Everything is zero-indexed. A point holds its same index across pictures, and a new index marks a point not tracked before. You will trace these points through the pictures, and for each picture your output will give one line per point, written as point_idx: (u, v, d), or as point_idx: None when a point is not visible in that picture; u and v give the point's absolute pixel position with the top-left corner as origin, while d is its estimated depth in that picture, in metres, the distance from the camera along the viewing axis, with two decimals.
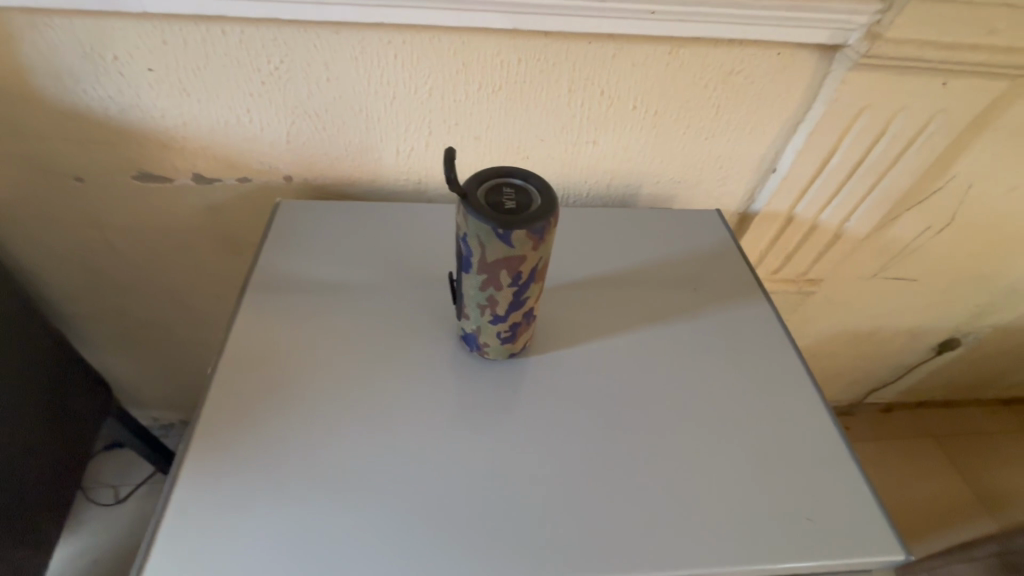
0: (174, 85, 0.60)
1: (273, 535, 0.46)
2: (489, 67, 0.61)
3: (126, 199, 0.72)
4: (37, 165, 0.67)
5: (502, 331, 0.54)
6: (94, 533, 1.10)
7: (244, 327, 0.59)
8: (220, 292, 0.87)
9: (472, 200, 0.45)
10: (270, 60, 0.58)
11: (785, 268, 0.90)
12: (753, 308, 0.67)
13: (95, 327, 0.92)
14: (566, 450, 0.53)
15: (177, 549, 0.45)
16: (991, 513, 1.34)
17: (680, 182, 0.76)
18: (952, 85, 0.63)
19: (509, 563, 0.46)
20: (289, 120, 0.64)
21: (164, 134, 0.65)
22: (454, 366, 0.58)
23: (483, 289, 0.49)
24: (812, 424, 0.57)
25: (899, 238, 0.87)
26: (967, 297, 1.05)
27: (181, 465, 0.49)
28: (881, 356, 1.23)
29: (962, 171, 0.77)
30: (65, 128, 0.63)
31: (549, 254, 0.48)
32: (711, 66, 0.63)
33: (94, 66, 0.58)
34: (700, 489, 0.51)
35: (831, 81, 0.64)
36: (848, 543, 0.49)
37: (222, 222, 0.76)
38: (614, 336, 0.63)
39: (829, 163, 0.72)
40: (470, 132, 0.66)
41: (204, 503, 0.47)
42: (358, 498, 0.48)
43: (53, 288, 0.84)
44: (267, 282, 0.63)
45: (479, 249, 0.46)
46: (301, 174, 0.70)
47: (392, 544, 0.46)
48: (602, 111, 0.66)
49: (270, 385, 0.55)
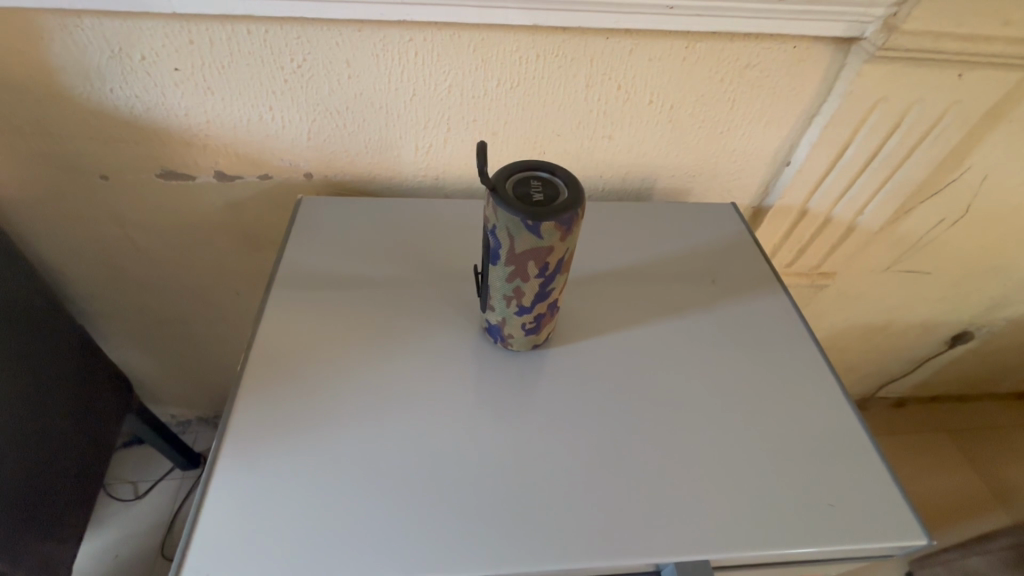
0: (198, 83, 0.61)
1: (308, 525, 0.47)
2: (509, 64, 0.61)
3: (149, 197, 0.73)
4: (64, 164, 0.68)
5: (526, 323, 0.55)
6: (115, 529, 1.12)
7: (270, 322, 0.60)
8: (239, 289, 0.88)
9: (500, 192, 0.45)
10: (294, 59, 0.59)
11: (799, 262, 0.91)
12: (770, 300, 0.68)
13: (116, 324, 0.93)
14: (590, 440, 0.54)
15: (216, 537, 0.46)
16: (1004, 507, 1.34)
17: (695, 175, 0.77)
18: (967, 76, 0.64)
19: (537, 550, 0.47)
20: (311, 117, 0.65)
21: (189, 133, 0.66)
22: (477, 358, 0.59)
23: (510, 280, 0.50)
24: (831, 414, 0.58)
25: (913, 230, 0.87)
26: (980, 290, 1.05)
27: (215, 457, 0.50)
28: (894, 349, 1.23)
29: (977, 162, 0.77)
30: (92, 127, 0.64)
31: (575, 245, 0.48)
32: (728, 60, 0.63)
33: (122, 66, 0.59)
34: (722, 478, 0.52)
35: (846, 74, 0.64)
36: (870, 529, 0.50)
37: (243, 219, 0.77)
38: (633, 328, 0.64)
39: (844, 156, 0.72)
40: (488, 128, 0.67)
41: (240, 492, 0.48)
42: (388, 488, 0.49)
43: (75, 286, 0.85)
44: (293, 277, 0.64)
45: (508, 241, 0.46)
46: (321, 171, 0.71)
47: (424, 532, 0.47)
48: (619, 106, 0.67)
49: (300, 376, 0.56)
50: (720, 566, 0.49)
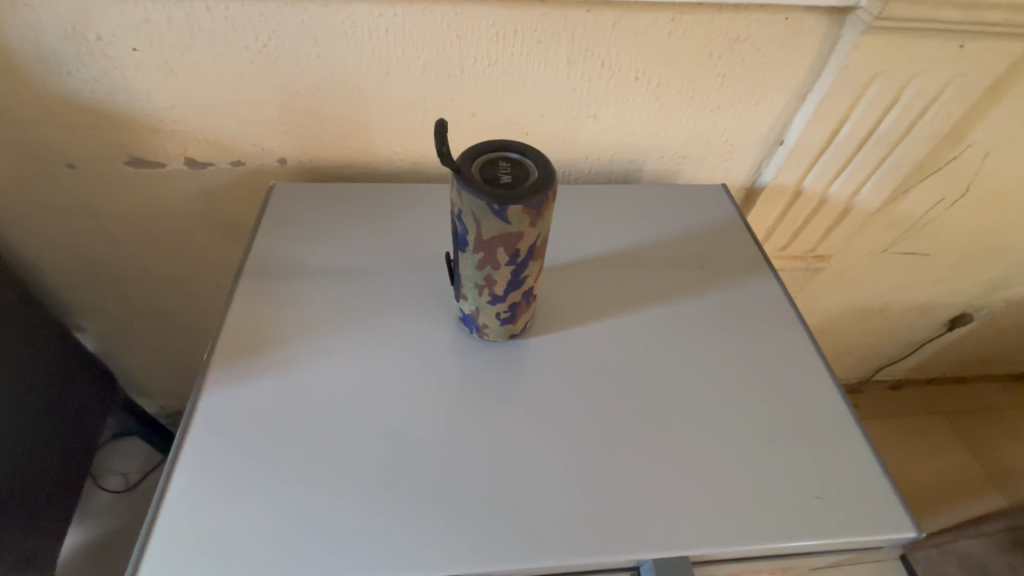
0: (160, 65, 0.58)
1: (275, 523, 0.45)
2: (485, 40, 0.58)
3: (120, 186, 0.71)
4: (27, 152, 0.66)
5: (501, 312, 0.53)
6: (106, 520, 1.12)
7: (239, 312, 0.58)
8: (220, 279, 0.86)
9: (466, 173, 0.43)
10: (258, 37, 0.56)
11: (793, 245, 0.88)
12: (759, 285, 0.65)
13: (95, 316, 0.92)
14: (569, 432, 0.52)
15: (175, 537, 0.44)
16: (1001, 489, 1.33)
17: (684, 157, 0.74)
18: (969, 48, 0.61)
19: (510, 548, 0.45)
20: (279, 99, 0.62)
21: (154, 118, 0.63)
22: (455, 347, 0.57)
23: (480, 267, 0.48)
24: (820, 402, 0.56)
25: (911, 211, 0.85)
26: (980, 271, 1.03)
27: (177, 454, 0.48)
28: (891, 332, 1.21)
29: (978, 139, 0.74)
30: (53, 114, 0.62)
31: (548, 229, 0.46)
32: (716, 33, 0.60)
33: (78, 48, 0.56)
34: (706, 470, 0.50)
35: (841, 47, 0.61)
36: (858, 521, 0.49)
37: (218, 206, 0.75)
38: (617, 315, 0.62)
39: (839, 134, 0.69)
40: (466, 108, 0.64)
41: (200, 490, 0.46)
42: (359, 485, 0.48)
43: (50, 278, 0.83)
44: (263, 266, 0.62)
45: (475, 226, 0.44)
46: (295, 156, 0.69)
47: (394, 530, 0.45)
48: (603, 84, 0.64)
49: (270, 368, 0.54)
50: (702, 560, 0.48)
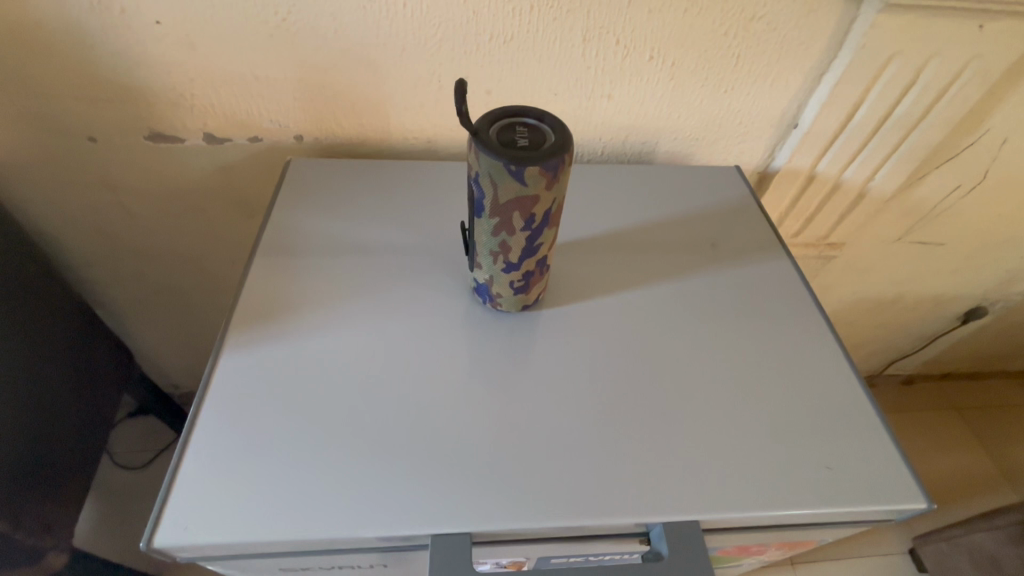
0: (182, 39, 0.59)
1: (290, 484, 0.46)
2: (501, 16, 0.59)
3: (139, 160, 0.72)
4: (50, 126, 0.67)
5: (515, 281, 0.53)
6: (118, 495, 1.14)
7: (255, 283, 0.58)
8: (233, 255, 0.88)
9: (483, 136, 0.44)
10: (278, 12, 0.57)
11: (807, 231, 0.88)
12: (772, 264, 0.65)
13: (113, 292, 0.93)
14: (581, 402, 0.53)
15: (193, 496, 0.45)
16: (1013, 485, 1.32)
17: (697, 139, 0.74)
18: (988, 28, 0.60)
19: (521, 511, 0.46)
20: (297, 75, 0.63)
21: (174, 91, 0.64)
22: (468, 318, 0.58)
23: (495, 233, 0.49)
24: (831, 378, 0.56)
25: (927, 198, 0.84)
26: (995, 262, 1.02)
27: (194, 419, 0.49)
28: (903, 324, 1.20)
29: (996, 125, 0.73)
30: (77, 87, 0.63)
31: (563, 195, 0.46)
32: (732, 11, 0.60)
33: (101, 20, 0.57)
34: (716, 441, 0.51)
35: (859, 26, 0.60)
36: (868, 493, 0.49)
37: (234, 183, 0.76)
38: (629, 291, 0.62)
39: (854, 117, 0.69)
40: (480, 85, 0.65)
41: (216, 450, 0.47)
42: (372, 449, 0.48)
43: (69, 253, 0.85)
44: (279, 237, 0.62)
45: (492, 189, 0.44)
46: (311, 133, 0.69)
47: (407, 492, 0.46)
48: (617, 62, 0.64)
49: (285, 337, 0.55)
50: (710, 528, 0.48)
